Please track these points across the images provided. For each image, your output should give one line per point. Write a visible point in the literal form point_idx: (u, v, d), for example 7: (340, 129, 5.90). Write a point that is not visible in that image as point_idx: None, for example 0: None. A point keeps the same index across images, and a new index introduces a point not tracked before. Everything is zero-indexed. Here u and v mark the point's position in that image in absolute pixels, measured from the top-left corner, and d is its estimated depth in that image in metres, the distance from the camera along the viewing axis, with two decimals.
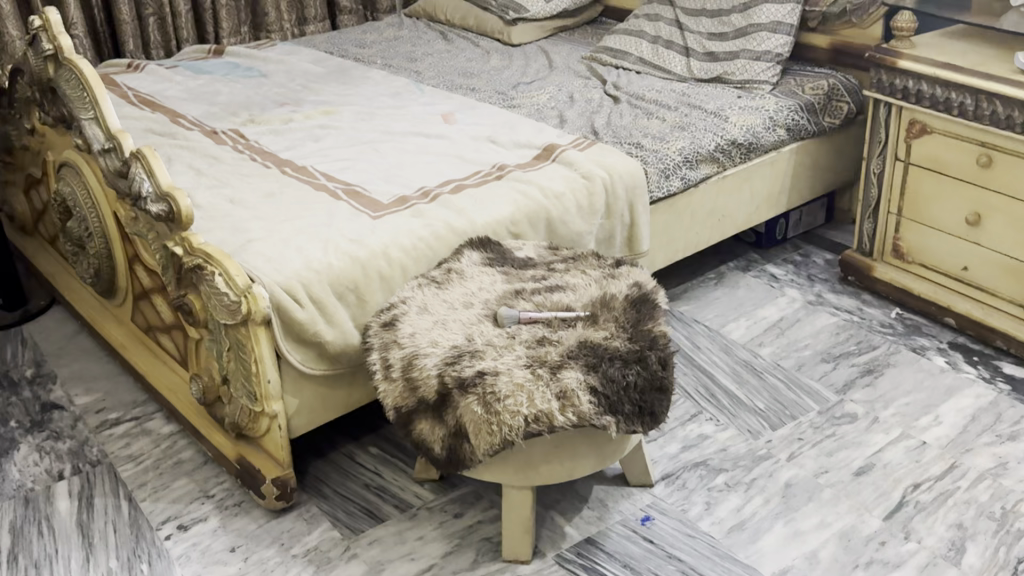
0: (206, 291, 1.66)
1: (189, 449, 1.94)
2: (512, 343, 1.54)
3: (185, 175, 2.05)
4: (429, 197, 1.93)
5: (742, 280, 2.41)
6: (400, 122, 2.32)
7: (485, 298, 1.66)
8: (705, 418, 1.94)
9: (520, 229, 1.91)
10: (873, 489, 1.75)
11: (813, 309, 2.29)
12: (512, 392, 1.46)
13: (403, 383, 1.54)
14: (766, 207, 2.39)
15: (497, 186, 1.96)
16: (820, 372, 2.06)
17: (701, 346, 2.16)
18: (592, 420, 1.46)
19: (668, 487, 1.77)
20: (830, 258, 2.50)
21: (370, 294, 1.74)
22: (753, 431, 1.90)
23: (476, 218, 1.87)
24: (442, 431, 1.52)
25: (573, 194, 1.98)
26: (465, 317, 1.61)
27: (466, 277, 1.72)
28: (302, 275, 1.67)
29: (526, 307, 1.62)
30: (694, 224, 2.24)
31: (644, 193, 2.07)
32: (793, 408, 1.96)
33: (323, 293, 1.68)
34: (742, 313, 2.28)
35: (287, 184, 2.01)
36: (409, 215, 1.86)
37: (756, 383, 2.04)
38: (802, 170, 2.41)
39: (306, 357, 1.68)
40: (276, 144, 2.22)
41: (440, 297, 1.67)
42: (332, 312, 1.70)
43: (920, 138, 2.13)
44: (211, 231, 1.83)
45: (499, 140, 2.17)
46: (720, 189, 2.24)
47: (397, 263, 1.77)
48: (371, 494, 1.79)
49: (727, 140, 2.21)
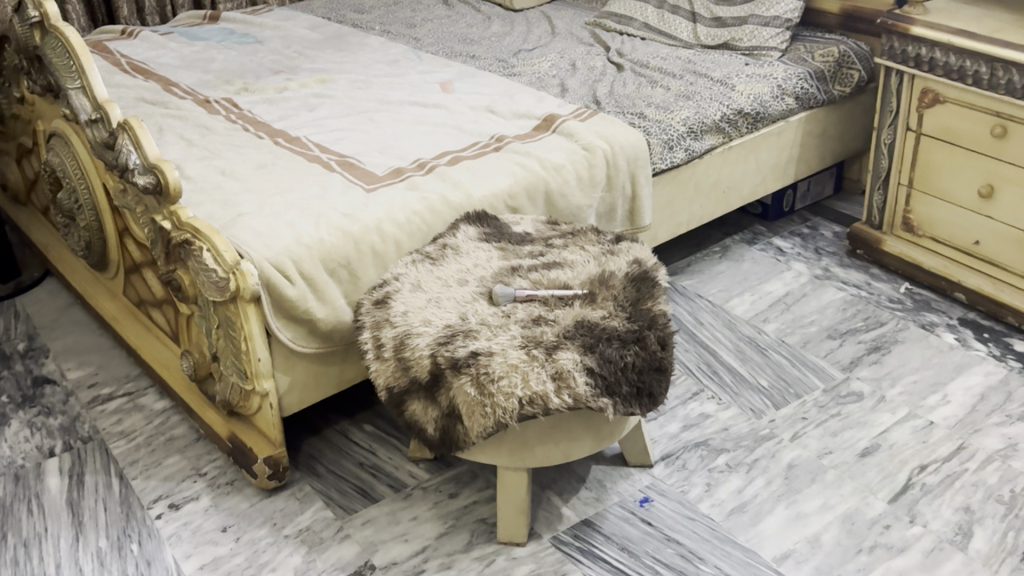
0: (194, 267, 1.62)
1: (182, 426, 1.91)
2: (507, 322, 1.50)
3: (176, 146, 2.01)
4: (424, 169, 1.89)
5: (748, 253, 2.36)
6: (397, 91, 2.26)
7: (480, 275, 1.61)
8: (707, 397, 1.90)
9: (517, 203, 1.86)
10: (878, 470, 1.71)
11: (820, 284, 2.24)
12: (506, 373, 1.42)
13: (396, 363, 1.50)
14: (773, 178, 2.33)
15: (496, 158, 1.91)
16: (825, 350, 2.02)
17: (704, 322, 2.11)
18: (588, 402, 1.42)
19: (668, 468, 1.73)
20: (838, 231, 2.44)
21: (363, 269, 1.70)
22: (756, 410, 1.85)
23: (473, 191, 1.82)
24: (435, 412, 1.48)
25: (573, 166, 1.93)
26: (459, 295, 1.56)
27: (461, 253, 1.67)
28: (292, 250, 1.63)
29: (523, 285, 1.58)
30: (699, 196, 2.18)
31: (647, 165, 2.02)
32: (798, 387, 1.91)
33: (314, 269, 1.64)
34: (747, 287, 2.23)
35: (280, 156, 1.96)
36: (403, 189, 1.81)
37: (759, 360, 1.99)
38: (810, 140, 2.35)
39: (297, 335, 1.64)
40: (269, 113, 2.17)
41: (434, 274, 1.62)
42: (324, 288, 1.65)
43: (933, 107, 2.07)
44: (201, 205, 1.78)
45: (497, 109, 2.11)
46: (725, 160, 2.18)
47: (391, 238, 1.73)
48: (365, 474, 1.76)
49: (733, 109, 2.15)
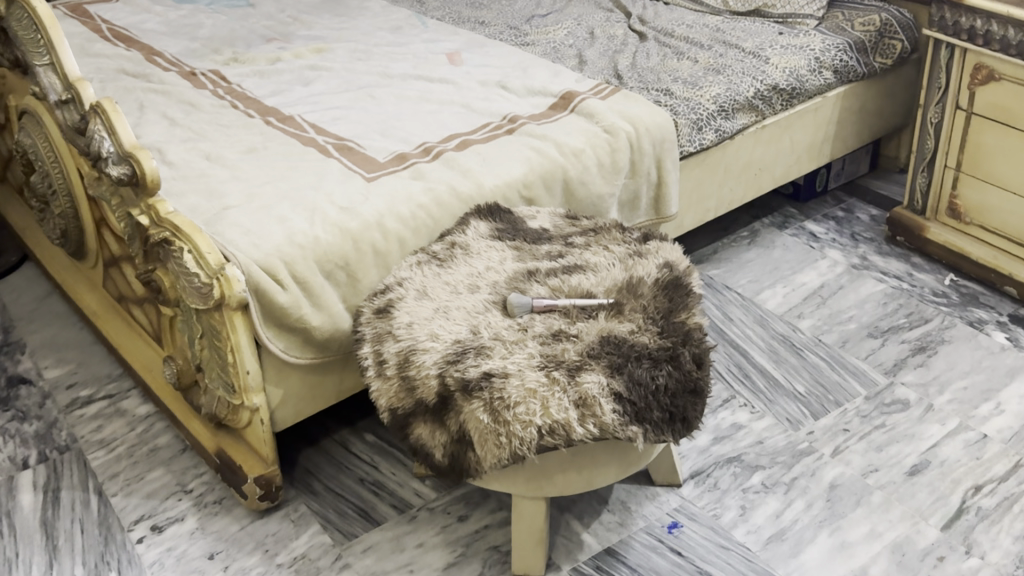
0: (174, 270, 1.46)
1: (167, 434, 1.76)
2: (523, 337, 1.33)
3: (158, 126, 1.84)
4: (430, 155, 1.71)
5: (779, 239, 2.19)
6: (399, 62, 2.08)
7: (493, 280, 1.45)
8: (738, 405, 1.74)
9: (533, 193, 1.69)
10: (929, 492, 1.56)
11: (858, 275, 2.07)
12: (523, 399, 1.26)
13: (400, 382, 1.34)
14: (807, 158, 2.15)
15: (508, 143, 1.74)
16: (865, 351, 1.86)
17: (733, 318, 1.95)
18: (616, 432, 1.26)
19: (698, 487, 1.58)
20: (875, 214, 2.27)
21: (363, 271, 1.53)
22: (793, 421, 1.70)
23: (484, 180, 1.65)
24: (443, 437, 1.32)
25: (594, 151, 1.75)
26: (469, 304, 1.40)
27: (472, 254, 1.51)
28: (284, 250, 1.46)
29: (541, 292, 1.41)
30: (729, 180, 2.00)
31: (674, 148, 1.84)
32: (838, 393, 1.75)
33: (308, 272, 1.48)
34: (778, 278, 2.06)
35: (272, 138, 1.79)
36: (407, 179, 1.65)
37: (794, 362, 1.83)
38: (848, 116, 2.16)
39: (290, 346, 1.48)
40: (260, 88, 1.99)
41: (442, 278, 1.46)
42: (319, 293, 1.49)
43: (987, 85, 1.88)
44: (184, 195, 1.62)
45: (509, 85, 1.93)
46: (758, 141, 2.00)
47: (393, 235, 1.56)
48: (367, 492, 1.60)
49: (767, 85, 1.97)
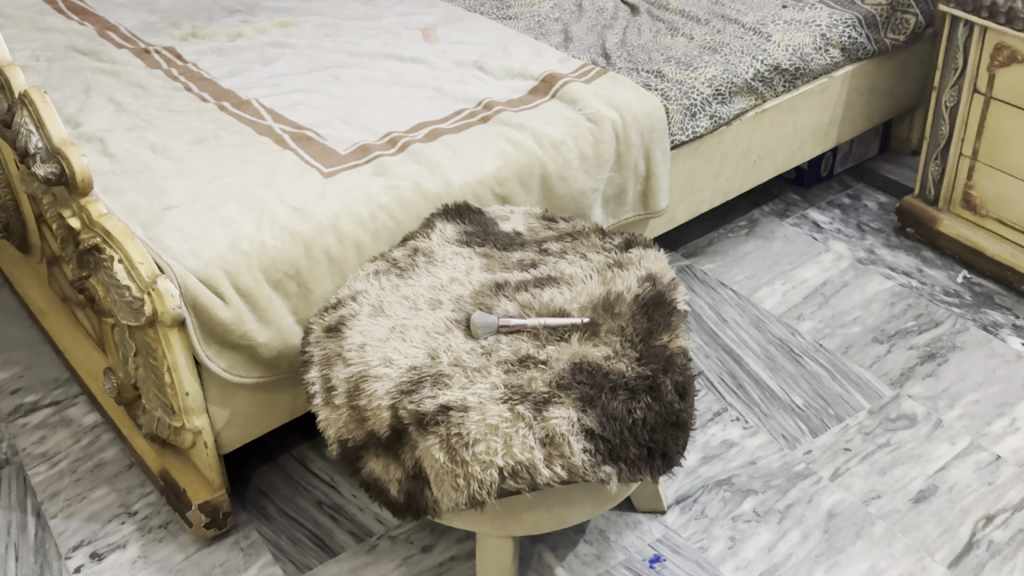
0: (105, 280, 1.33)
1: (114, 447, 1.63)
2: (486, 364, 1.19)
3: (102, 111, 1.69)
4: (396, 146, 1.57)
5: (779, 230, 2.04)
6: (370, 39, 1.92)
7: (457, 294, 1.30)
8: (730, 419, 1.60)
9: (507, 190, 1.55)
10: (935, 523, 1.42)
11: (864, 271, 1.92)
12: (483, 437, 1.13)
13: (350, 412, 1.21)
14: (812, 143, 1.99)
15: (481, 134, 1.59)
16: (870, 358, 1.72)
17: (728, 319, 1.81)
18: (586, 475, 1.13)
19: (684, 515, 1.45)
20: (884, 202, 2.12)
21: (316, 280, 1.40)
22: (789, 439, 1.56)
23: (452, 177, 1.50)
24: (396, 474, 1.19)
25: (575, 142, 1.60)
26: (429, 323, 1.26)
27: (435, 263, 1.36)
28: (226, 259, 1.32)
29: (509, 309, 1.27)
30: (725, 168, 1.85)
31: (664, 137, 1.69)
32: (839, 407, 1.62)
33: (253, 283, 1.34)
34: (778, 274, 1.92)
35: (224, 126, 1.64)
36: (368, 175, 1.50)
37: (792, 371, 1.69)
38: (856, 97, 2.00)
39: (233, 364, 1.34)
40: (218, 68, 1.84)
41: (400, 291, 1.31)
42: (266, 306, 1.35)
43: (1008, 67, 1.71)
44: (123, 191, 1.47)
45: (486, 65, 1.78)
46: (757, 126, 1.84)
47: (350, 240, 1.42)
48: (324, 517, 1.48)
49: (768, 65, 1.81)
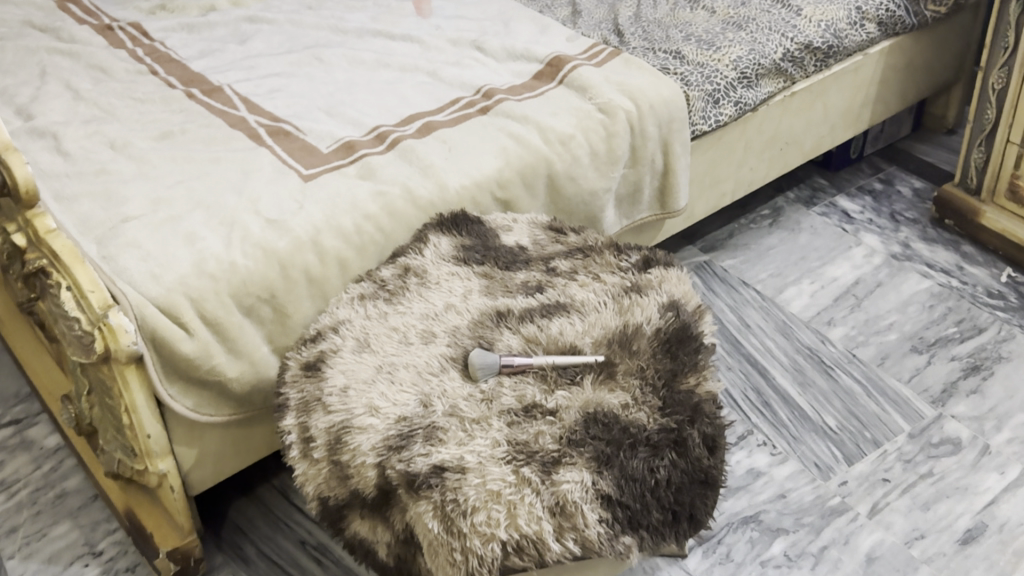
0: (53, 309, 1.17)
1: (78, 475, 1.48)
2: (486, 415, 1.04)
3: (58, 100, 1.51)
4: (384, 143, 1.40)
5: (805, 221, 1.87)
6: (356, 13, 1.75)
7: (453, 324, 1.15)
8: (756, 444, 1.45)
9: (509, 193, 1.38)
10: (986, 569, 1.28)
11: (899, 268, 1.76)
12: (483, 505, 0.97)
13: (331, 468, 1.06)
14: (843, 127, 1.81)
15: (479, 128, 1.42)
16: (908, 371, 1.56)
17: (751, 325, 1.65)
18: (602, 549, 0.98)
19: (707, 559, 1.30)
20: (919, 187, 1.95)
21: (294, 303, 1.24)
22: (822, 468, 1.42)
23: (447, 180, 1.34)
24: (385, 538, 1.04)
25: (585, 136, 1.43)
26: (421, 362, 1.10)
27: (428, 286, 1.20)
28: (189, 283, 1.17)
29: (512, 344, 1.11)
30: (750, 158, 1.68)
31: (684, 128, 1.51)
32: (875, 429, 1.47)
33: (221, 311, 1.18)
34: (805, 272, 1.76)
35: (193, 118, 1.47)
36: (353, 178, 1.33)
37: (823, 386, 1.54)
38: (891, 75, 1.82)
39: (201, 403, 1.19)
40: (188, 47, 1.66)
41: (389, 321, 1.15)
42: (236, 337, 1.19)
43: None
44: (76, 199, 1.30)
45: (486, 45, 1.60)
46: (785, 111, 1.67)
47: (332, 256, 1.26)
48: (308, 560, 1.33)
49: (799, 44, 1.62)
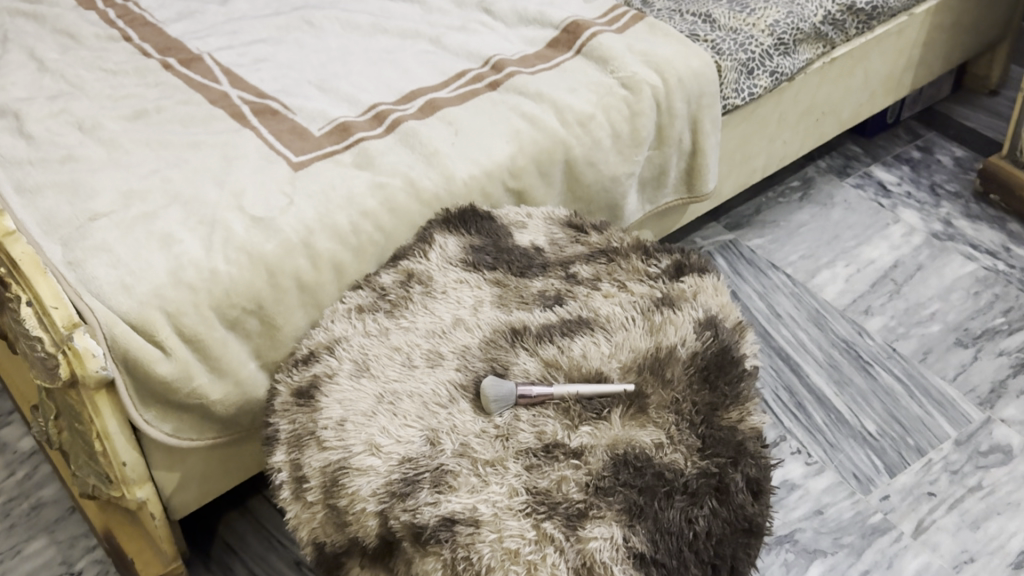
0: (12, 325, 1.04)
1: (55, 484, 1.37)
2: (502, 457, 0.92)
3: (21, 72, 1.36)
4: (383, 125, 1.26)
5: (838, 194, 1.74)
6: None
7: (462, 343, 1.02)
8: (790, 452, 1.34)
9: (522, 182, 1.24)
10: None
11: (940, 249, 1.63)
12: (500, 565, 0.85)
13: (327, 512, 0.94)
14: (882, 93, 1.67)
15: (489, 107, 1.27)
16: (953, 368, 1.44)
17: (782, 314, 1.53)
18: None
19: None
20: (960, 156, 1.81)
21: (284, 314, 1.11)
22: (861, 480, 1.30)
23: (454, 169, 1.20)
24: None
25: (607, 115, 1.28)
26: (427, 389, 0.98)
27: (434, 295, 1.07)
28: (165, 295, 1.04)
29: (530, 369, 0.99)
30: (783, 130, 1.53)
31: (715, 103, 1.37)
32: (919, 435, 1.35)
33: (201, 326, 1.05)
34: (839, 253, 1.63)
35: (171, 93, 1.33)
36: (348, 167, 1.19)
37: (861, 384, 1.42)
38: (936, 36, 1.67)
39: (181, 428, 1.07)
40: (165, 10, 1.51)
41: (390, 339, 1.03)
42: (220, 354, 1.07)
43: None
44: (40, 191, 1.16)
45: (495, 8, 1.45)
46: (823, 79, 1.52)
47: (326, 260, 1.13)
48: None
49: (840, 5, 1.47)
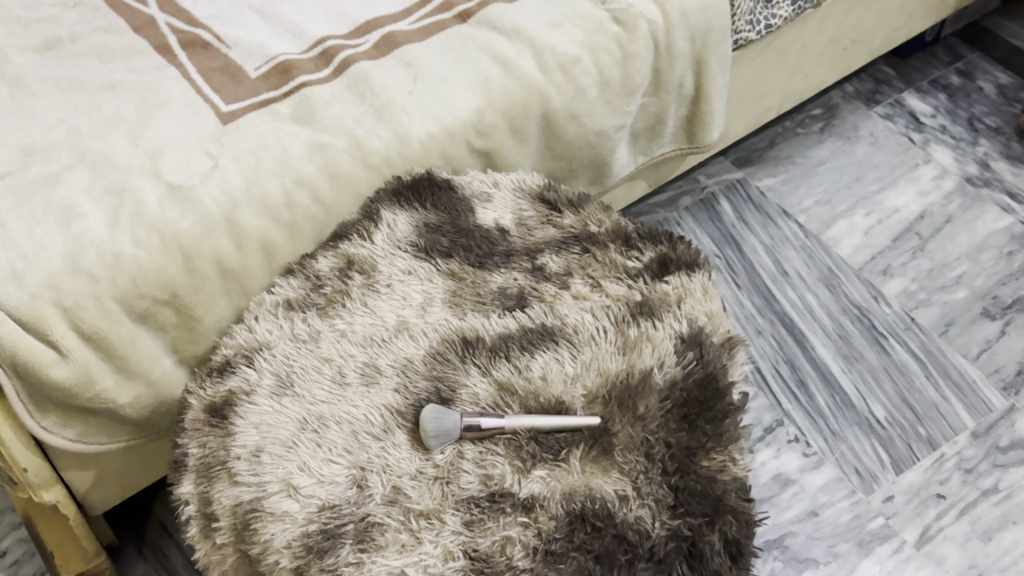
0: None
1: None
2: (439, 508, 0.77)
3: None
4: (330, 66, 1.07)
5: (864, 127, 1.55)
6: None
7: (403, 354, 0.87)
8: (786, 440, 1.21)
9: (489, 140, 1.07)
10: None
11: (974, 196, 1.45)
12: None
13: (239, 558, 0.82)
14: (921, 14, 1.45)
15: (455, 45, 1.08)
16: (977, 344, 1.29)
17: (790, 272, 1.37)
18: None
19: None
20: (1004, 84, 1.62)
21: (203, 304, 0.96)
22: (864, 477, 1.17)
23: (409, 127, 1.03)
24: None
25: (594, 58, 1.10)
26: (357, 413, 0.84)
27: (376, 290, 0.93)
28: (61, 284, 0.86)
29: (479, 393, 0.84)
30: (802, 63, 1.33)
31: (724, 41, 1.17)
32: (932, 425, 1.21)
33: (103, 322, 0.89)
34: (860, 199, 1.45)
35: (89, 17, 1.13)
36: (285, 121, 1.02)
37: (872, 361, 1.27)
38: None
39: (88, 432, 0.95)
40: None
41: (321, 348, 0.88)
42: (128, 353, 0.93)
43: None
44: None
45: None
46: (855, 4, 1.31)
47: (253, 240, 0.97)
48: None
49: None
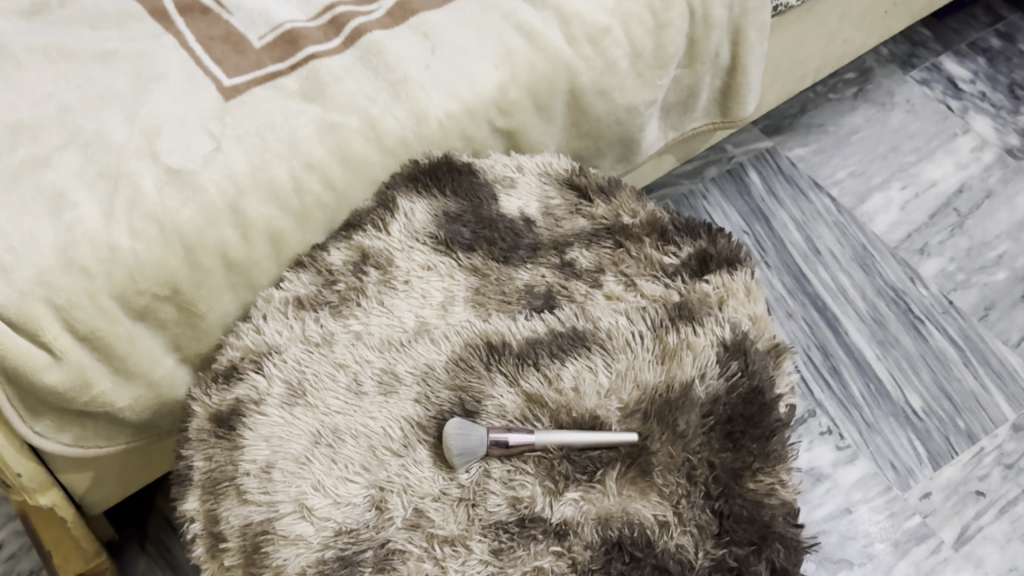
0: None
1: None
2: (466, 534, 0.71)
3: None
4: (341, 37, 0.98)
5: (900, 94, 1.47)
6: None
7: (424, 360, 0.81)
8: (819, 431, 1.15)
9: (512, 120, 1.01)
10: None
11: (1015, 170, 1.38)
12: None
13: None
14: None
15: (476, 12, 0.99)
16: (1017, 330, 1.23)
17: (823, 250, 1.30)
18: None
19: None
20: None
21: (206, 298, 0.90)
22: (901, 472, 1.12)
23: (427, 107, 0.95)
24: None
25: (625, 28, 1.02)
26: (375, 426, 0.77)
27: (393, 286, 0.87)
28: (53, 281, 0.79)
29: (506, 404, 0.78)
30: (842, 28, 1.25)
31: (763, 9, 1.09)
32: (970, 417, 1.16)
33: (99, 320, 0.82)
34: (895, 172, 1.38)
35: None
36: (293, 97, 0.93)
37: (908, 347, 1.21)
38: None
39: (85, 436, 0.90)
40: None
41: (336, 352, 0.82)
42: (126, 353, 0.86)
43: None
44: None
45: None
46: None
47: (260, 229, 0.90)
48: None
49: None
